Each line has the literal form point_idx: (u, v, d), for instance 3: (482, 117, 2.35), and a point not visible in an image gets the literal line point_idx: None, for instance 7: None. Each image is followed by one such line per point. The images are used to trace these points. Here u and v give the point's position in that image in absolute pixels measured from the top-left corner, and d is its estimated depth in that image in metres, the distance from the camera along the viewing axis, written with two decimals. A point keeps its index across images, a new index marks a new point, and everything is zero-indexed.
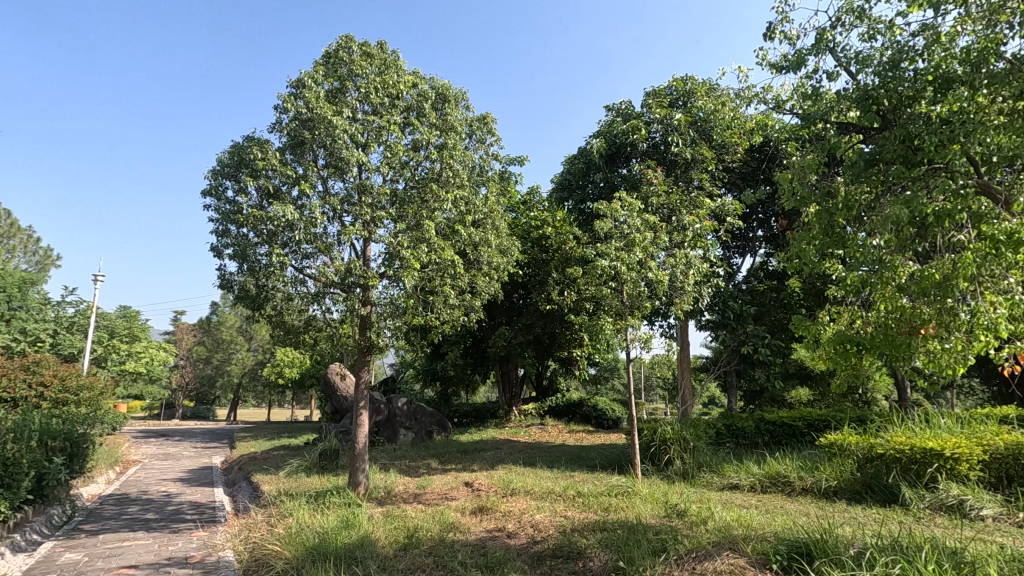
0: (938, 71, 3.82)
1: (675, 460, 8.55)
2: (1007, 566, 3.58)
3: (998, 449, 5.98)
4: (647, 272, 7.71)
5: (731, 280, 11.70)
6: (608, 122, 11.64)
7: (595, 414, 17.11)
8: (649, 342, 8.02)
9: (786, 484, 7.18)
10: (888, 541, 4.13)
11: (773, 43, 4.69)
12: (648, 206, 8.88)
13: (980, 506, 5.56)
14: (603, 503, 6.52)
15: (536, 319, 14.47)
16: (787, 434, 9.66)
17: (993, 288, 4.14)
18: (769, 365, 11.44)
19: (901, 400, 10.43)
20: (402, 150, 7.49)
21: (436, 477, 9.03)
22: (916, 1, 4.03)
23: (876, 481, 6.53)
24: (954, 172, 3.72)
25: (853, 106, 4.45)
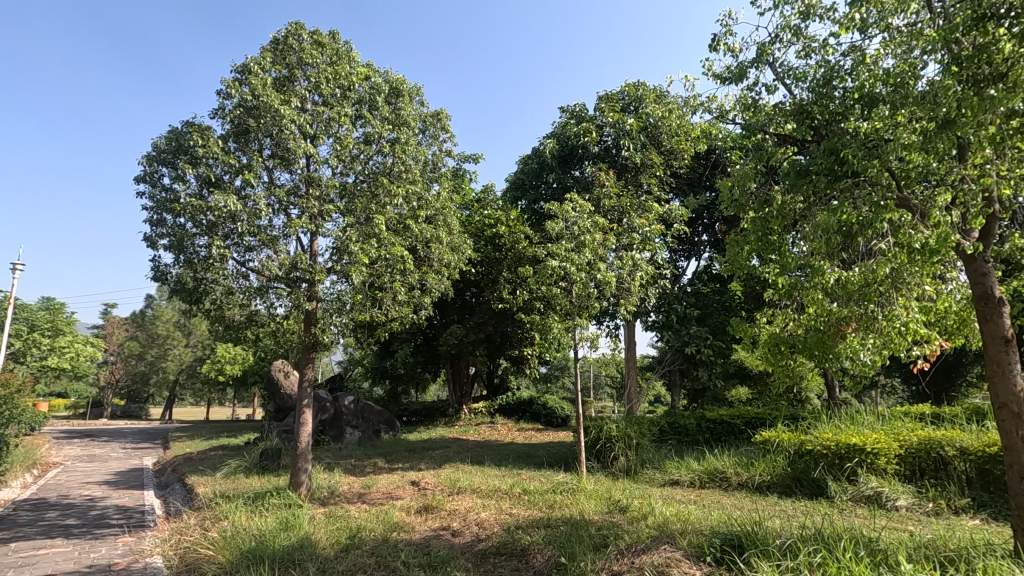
0: (864, 91, 4.10)
1: (619, 458, 8.77)
2: (915, 553, 3.86)
3: (912, 445, 6.43)
4: (596, 273, 7.87)
5: (677, 282, 12.11)
6: (562, 123, 11.79)
7: (545, 413, 17.30)
8: (598, 341, 8.18)
9: (723, 479, 7.48)
10: (812, 532, 4.38)
11: (717, 54, 4.85)
12: (599, 208, 9.06)
13: (895, 497, 5.98)
14: (548, 501, 6.60)
15: (488, 318, 14.37)
16: (726, 431, 10.06)
17: (909, 295, 4.46)
18: (711, 365, 11.89)
19: (831, 398, 11.03)
20: (352, 143, 7.33)
21: (382, 477, 8.89)
22: (845, 23, 4.28)
23: (804, 475, 6.90)
24: (877, 186, 3.98)
25: (789, 119, 4.67)
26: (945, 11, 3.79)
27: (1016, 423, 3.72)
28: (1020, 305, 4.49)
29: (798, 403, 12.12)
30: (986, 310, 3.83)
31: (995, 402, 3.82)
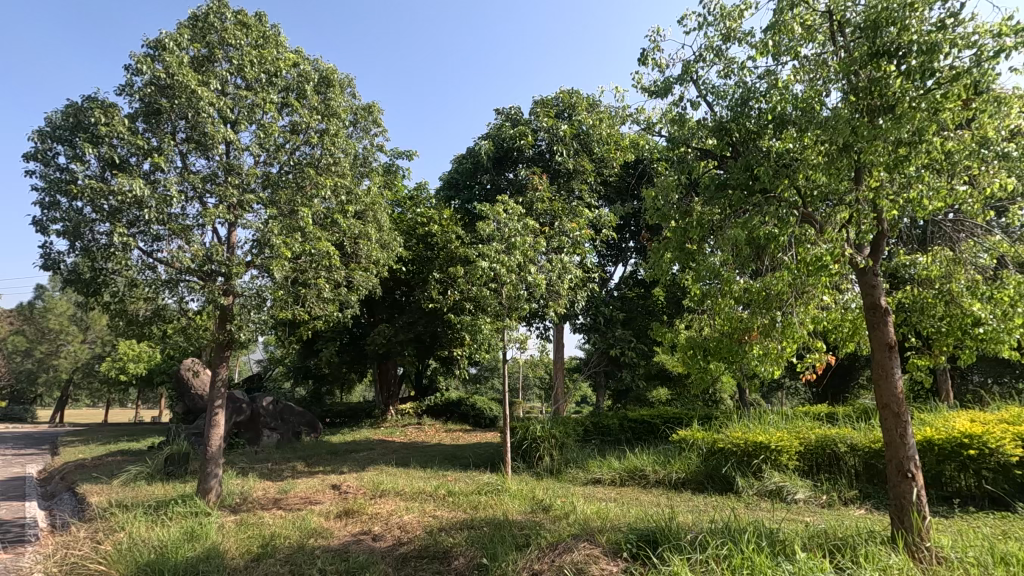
0: (776, 113, 4.39)
1: (545, 457, 8.92)
2: (809, 542, 4.18)
3: (810, 442, 6.97)
4: (526, 275, 7.96)
5: (605, 286, 12.50)
6: (497, 125, 11.86)
7: (473, 413, 17.28)
8: (526, 343, 8.27)
9: (642, 477, 7.78)
10: (720, 525, 4.64)
11: (645, 68, 5.03)
12: (531, 211, 9.17)
13: (795, 490, 6.46)
14: (472, 502, 6.59)
15: (418, 318, 14.21)
16: (646, 431, 10.46)
17: (810, 305, 4.83)
18: (634, 367, 12.34)
19: (742, 399, 11.75)
20: (277, 131, 6.99)
21: (301, 481, 8.53)
22: (761, 48, 4.56)
23: (716, 472, 7.30)
24: (784, 202, 4.27)
25: (710, 135, 4.92)
26: (846, 45, 4.13)
27: (896, 421, 4.14)
28: (902, 315, 4.98)
29: (713, 403, 12.83)
30: (874, 318, 4.25)
31: (879, 402, 4.22)
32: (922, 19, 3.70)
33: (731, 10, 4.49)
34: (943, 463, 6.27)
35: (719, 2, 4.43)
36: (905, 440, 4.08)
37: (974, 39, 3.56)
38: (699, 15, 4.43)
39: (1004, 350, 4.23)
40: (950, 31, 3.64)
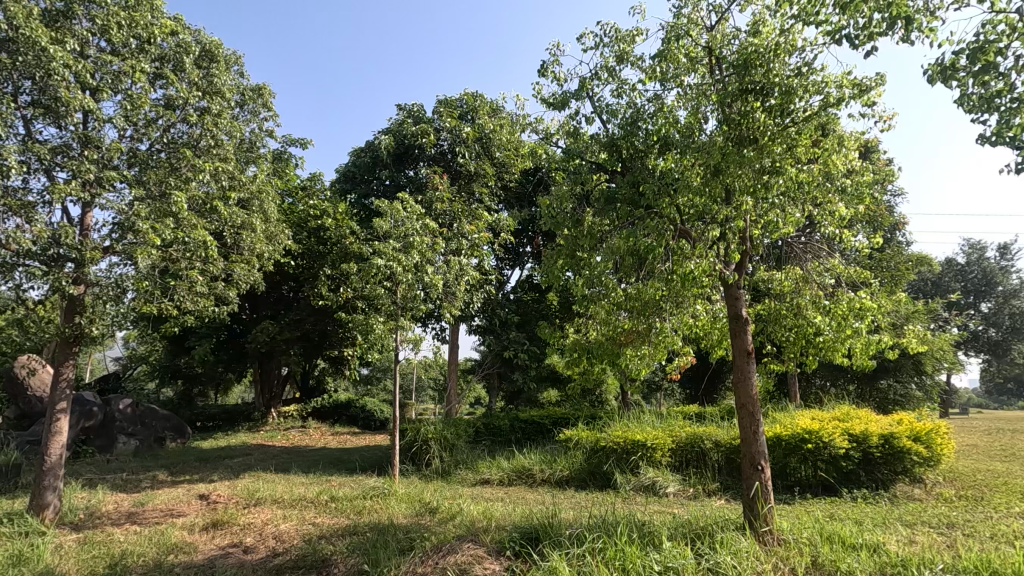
0: (661, 135, 4.73)
1: (434, 459, 8.87)
2: (674, 532, 4.55)
3: (680, 440, 7.58)
4: (422, 275, 7.84)
5: (502, 289, 12.70)
6: (398, 121, 11.62)
7: (363, 415, 16.72)
8: (420, 344, 8.15)
9: (529, 476, 7.99)
10: (597, 520, 4.90)
11: (545, 79, 5.18)
12: (431, 210, 9.08)
13: (666, 484, 6.98)
14: (357, 507, 6.37)
15: (306, 315, 13.50)
16: (536, 431, 10.76)
17: (684, 314, 5.25)
18: (527, 369, 12.65)
19: (624, 400, 12.48)
20: (148, 104, 6.30)
21: (161, 492, 7.72)
22: (650, 73, 4.90)
23: (597, 469, 7.69)
24: (664, 218, 4.61)
25: (602, 150, 5.18)
26: (722, 79, 4.55)
27: (750, 419, 4.64)
28: (759, 325, 5.57)
29: (599, 404, 13.49)
30: (735, 327, 4.74)
31: (738, 403, 4.71)
32: (783, 64, 4.19)
33: (625, 34, 4.77)
34: (788, 456, 7.09)
35: (614, 26, 4.69)
36: (757, 436, 4.58)
37: (822, 86, 4.09)
38: (596, 35, 4.65)
39: (837, 357, 4.89)
40: (805, 77, 4.15)
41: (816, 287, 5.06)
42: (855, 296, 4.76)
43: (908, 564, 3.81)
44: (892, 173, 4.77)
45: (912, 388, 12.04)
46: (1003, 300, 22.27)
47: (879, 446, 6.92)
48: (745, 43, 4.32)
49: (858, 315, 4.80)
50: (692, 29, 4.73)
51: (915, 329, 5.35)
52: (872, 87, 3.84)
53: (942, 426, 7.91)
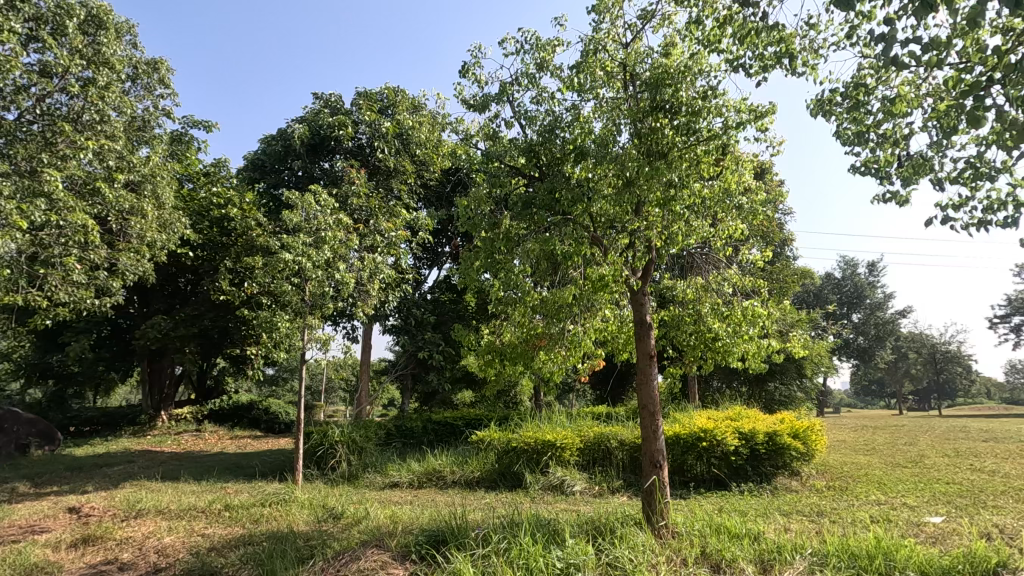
0: (577, 144, 4.87)
1: (341, 463, 8.56)
2: (577, 529, 4.69)
3: (588, 439, 7.84)
4: (333, 272, 7.53)
5: (418, 289, 12.53)
6: (314, 110, 11.13)
7: (266, 418, 15.83)
8: (329, 343, 7.82)
9: (439, 478, 7.91)
10: (504, 520, 4.94)
11: (466, 80, 5.17)
12: (346, 205, 8.77)
13: (573, 483, 7.18)
14: (253, 515, 6.00)
15: (205, 310, 12.58)
16: (448, 432, 10.67)
17: (595, 318, 5.43)
18: (441, 370, 12.54)
19: (537, 402, 12.71)
20: (18, 69, 5.65)
21: (22, 506, 6.86)
22: (568, 83, 5.03)
23: (508, 470, 7.76)
24: (578, 225, 4.73)
25: (520, 155, 5.25)
26: (635, 95, 4.77)
27: (651, 419, 4.88)
28: (662, 330, 5.88)
29: (513, 405, 13.64)
30: (640, 331, 4.98)
31: (640, 403, 4.95)
32: (690, 86, 4.47)
33: (546, 43, 4.86)
34: (686, 453, 7.54)
35: (536, 33, 4.77)
36: (657, 435, 4.84)
37: (723, 110, 4.41)
38: (518, 41, 4.70)
39: (731, 360, 5.28)
40: (709, 100, 4.45)
41: (714, 295, 5.44)
42: (747, 303, 5.16)
43: (783, 550, 4.17)
44: (782, 194, 5.21)
45: (794, 389, 13.22)
46: (870, 311, 25.10)
47: (765, 443, 7.55)
48: (656, 62, 4.56)
49: (749, 321, 5.21)
50: (609, 44, 4.92)
51: (797, 336, 5.89)
52: (766, 114, 4.19)
53: (817, 424, 8.76)
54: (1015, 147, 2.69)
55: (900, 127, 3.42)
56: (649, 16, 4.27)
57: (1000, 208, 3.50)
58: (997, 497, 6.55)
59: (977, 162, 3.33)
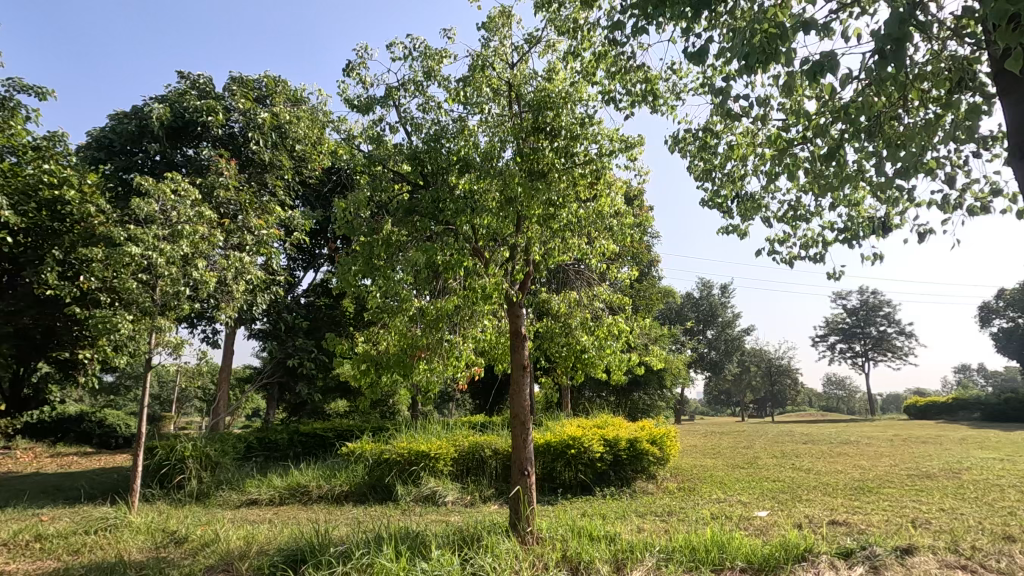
0: (462, 155, 4.89)
1: (190, 481, 7.75)
2: (443, 540, 4.68)
3: (462, 449, 7.86)
4: (191, 270, 6.83)
5: (291, 292, 11.83)
6: (178, 90, 10.12)
7: (99, 432, 14.02)
8: (181, 348, 7.05)
9: (304, 494, 7.46)
10: (370, 535, 4.78)
11: (350, 79, 4.99)
12: (212, 197, 8.05)
13: (445, 494, 7.14)
14: (73, 545, 5.20)
15: (24, 306, 10.65)
16: (317, 444, 10.13)
17: (472, 328, 5.49)
18: (312, 379, 11.87)
19: (414, 412, 12.50)
20: None
21: None
22: (456, 95, 5.06)
23: (378, 482, 7.54)
24: (459, 235, 4.74)
25: (405, 161, 5.17)
26: (519, 114, 4.94)
27: (522, 428, 5.04)
28: (536, 343, 6.09)
29: (389, 415, 13.28)
30: (515, 343, 5.14)
31: (512, 412, 5.09)
32: (569, 112, 4.73)
33: (435, 53, 4.87)
34: (555, 461, 7.87)
35: (425, 42, 4.76)
36: (526, 443, 5.01)
37: (598, 137, 4.73)
38: (406, 47, 4.65)
39: (597, 371, 5.63)
40: (586, 127, 4.75)
41: (586, 309, 5.73)
42: (613, 319, 5.56)
43: (634, 549, 4.49)
44: (648, 219, 5.68)
45: (655, 399, 14.38)
46: (721, 328, 28.05)
47: (626, 449, 8.10)
48: (540, 85, 4.78)
49: (614, 335, 5.60)
50: (497, 63, 5.05)
51: (655, 350, 6.43)
52: (634, 146, 4.56)
53: (673, 431, 9.56)
54: (820, 195, 3.19)
55: (739, 168, 3.91)
56: (535, 41, 4.46)
57: (813, 245, 4.15)
58: (809, 492, 7.63)
59: (797, 206, 3.93)
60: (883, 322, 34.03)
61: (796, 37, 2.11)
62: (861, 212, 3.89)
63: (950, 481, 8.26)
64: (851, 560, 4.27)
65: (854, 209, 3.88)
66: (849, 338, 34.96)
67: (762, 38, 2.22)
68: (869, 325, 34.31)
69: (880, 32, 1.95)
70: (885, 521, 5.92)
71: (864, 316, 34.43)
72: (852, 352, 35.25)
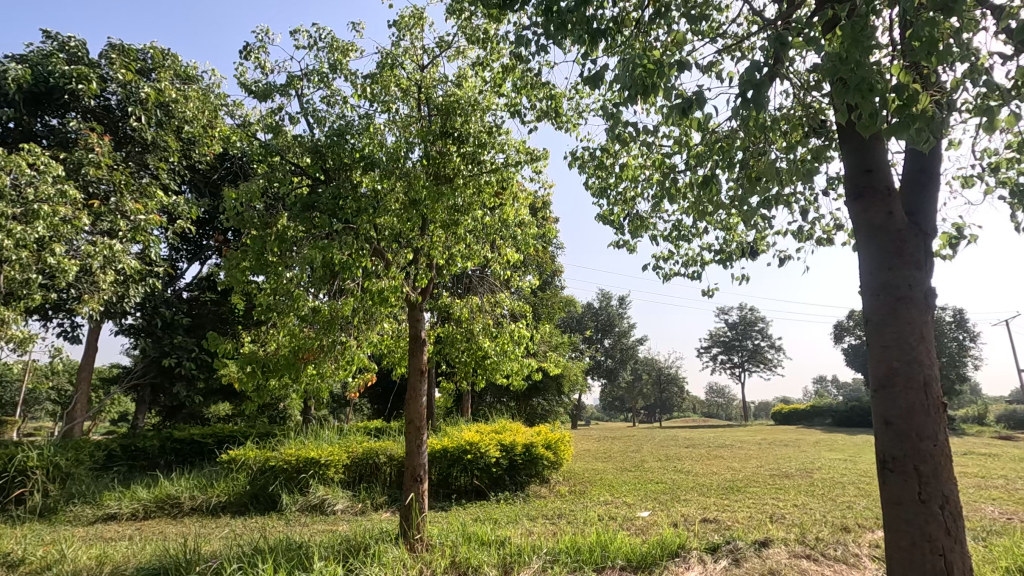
0: (365, 153, 4.74)
1: (33, 495, 6.79)
2: (328, 551, 4.48)
3: (356, 455, 7.61)
4: (46, 255, 6.02)
5: (171, 285, 10.85)
6: (42, 52, 8.94)
7: None
8: (29, 343, 6.19)
9: (174, 506, 6.82)
10: (246, 549, 4.47)
11: (247, 62, 4.67)
12: (79, 174, 7.17)
13: (335, 502, 6.84)
14: None
15: None
16: (193, 452, 9.31)
17: (368, 332, 5.33)
18: (192, 380, 10.91)
19: (307, 417, 11.89)
20: None
21: None
22: (362, 91, 4.91)
23: (262, 492, 7.07)
24: (360, 236, 4.58)
25: (305, 154, 4.91)
26: (427, 117, 4.89)
27: (417, 433, 4.97)
28: (435, 348, 6.05)
29: (279, 420, 12.53)
30: (414, 347, 5.06)
31: (407, 417, 5.00)
32: (477, 120, 4.76)
33: (341, 45, 4.71)
34: (451, 466, 7.83)
35: (331, 33, 4.58)
36: (420, 448, 4.94)
37: (505, 147, 4.81)
38: (311, 36, 4.44)
39: (495, 377, 5.67)
40: (494, 136, 4.82)
41: (488, 315, 5.78)
42: (513, 326, 5.65)
43: (522, 553, 4.57)
44: (550, 230, 5.86)
45: (553, 406, 14.79)
46: (618, 337, 29.48)
47: (522, 454, 8.26)
48: (449, 90, 4.76)
49: (514, 342, 5.70)
50: (406, 63, 4.98)
51: (554, 357, 6.62)
52: (539, 158, 4.70)
53: (568, 436, 9.91)
54: (699, 218, 3.44)
55: (632, 189, 4.17)
56: (445, 46, 4.46)
57: (693, 264, 4.52)
58: (687, 492, 8.23)
59: (680, 226, 4.26)
60: (758, 337, 37.57)
61: (673, 71, 2.27)
62: (735, 236, 4.30)
63: (804, 479, 9.28)
64: (717, 554, 4.65)
65: (728, 233, 4.28)
66: (729, 350, 38.17)
67: (643, 69, 2.38)
68: (746, 339, 37.72)
69: (742, 75, 2.16)
70: (748, 517, 6.51)
71: (742, 331, 37.82)
72: (731, 363, 38.54)
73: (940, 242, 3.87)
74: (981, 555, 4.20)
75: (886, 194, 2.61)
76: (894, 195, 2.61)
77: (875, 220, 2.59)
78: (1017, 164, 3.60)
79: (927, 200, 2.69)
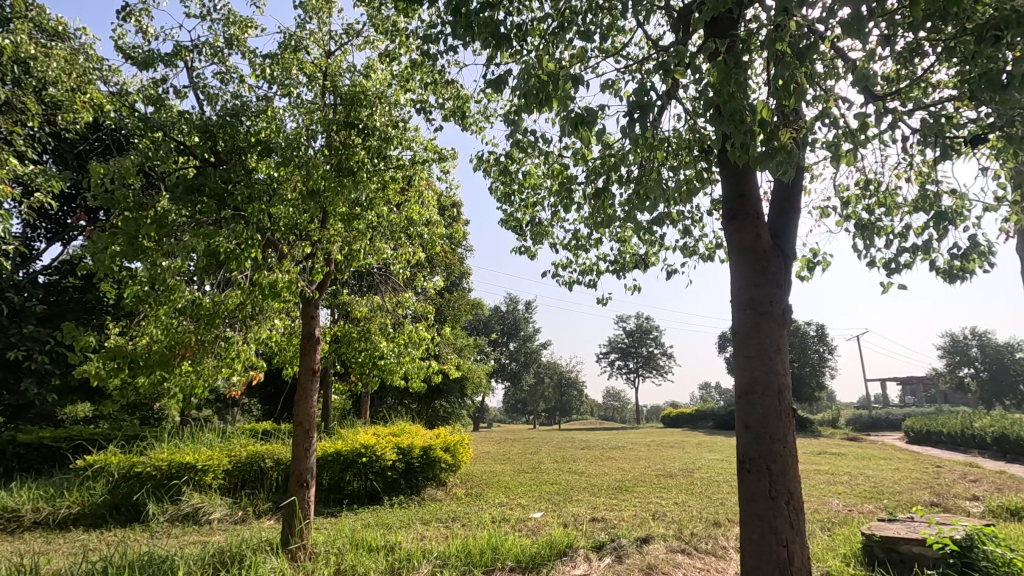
0: (261, 137, 4.44)
1: None
2: (197, 564, 4.11)
3: (238, 459, 7.08)
4: None
5: (23, 268, 9.55)
6: None
7: None
8: None
9: (11, 520, 5.95)
10: (98, 566, 3.98)
11: (127, 25, 4.22)
12: None
13: (211, 510, 6.31)
14: None
15: None
16: (41, 458, 8.19)
17: (255, 328, 4.97)
18: (46, 377, 9.60)
19: (184, 419, 10.91)
20: None
21: None
22: (261, 71, 4.60)
23: (124, 501, 6.35)
24: (249, 224, 4.26)
25: (192, 131, 4.51)
26: (331, 105, 4.67)
27: (305, 436, 4.70)
28: (329, 347, 5.78)
29: (151, 421, 11.39)
30: (306, 345, 4.79)
31: (295, 419, 4.72)
32: (383, 113, 4.62)
33: (239, 19, 4.38)
34: (344, 470, 7.52)
35: (228, 5, 4.25)
36: (308, 452, 4.67)
37: (413, 144, 4.71)
38: (204, 5, 4.10)
39: (393, 378, 5.51)
40: (401, 131, 4.71)
41: (388, 315, 5.62)
42: (414, 327, 5.53)
43: (412, 558, 4.46)
44: (456, 232, 5.82)
45: (455, 407, 14.72)
46: (523, 341, 30.05)
47: (419, 457, 8.11)
48: (356, 80, 4.59)
49: (414, 343, 5.57)
50: (311, 47, 4.74)
51: (455, 360, 6.58)
52: (447, 157, 4.65)
53: (467, 438, 9.89)
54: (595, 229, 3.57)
55: (535, 196, 4.25)
56: (354, 34, 4.30)
57: (589, 272, 4.69)
58: (579, 493, 8.51)
59: (579, 236, 4.40)
60: (652, 344, 39.92)
61: (569, 86, 2.34)
62: (628, 249, 4.52)
63: (686, 478, 9.98)
64: (602, 552, 4.85)
65: (622, 245, 4.49)
66: (626, 356, 40.17)
67: (540, 81, 2.43)
68: (642, 346, 39.94)
69: (632, 97, 2.27)
70: (633, 515, 6.86)
71: (638, 338, 39.99)
72: (627, 369, 40.59)
73: (802, 265, 4.33)
74: (825, 544, 4.72)
75: (756, 219, 2.86)
76: (761, 220, 2.87)
77: (745, 242, 2.83)
78: (864, 200, 4.11)
79: (788, 227, 2.98)
